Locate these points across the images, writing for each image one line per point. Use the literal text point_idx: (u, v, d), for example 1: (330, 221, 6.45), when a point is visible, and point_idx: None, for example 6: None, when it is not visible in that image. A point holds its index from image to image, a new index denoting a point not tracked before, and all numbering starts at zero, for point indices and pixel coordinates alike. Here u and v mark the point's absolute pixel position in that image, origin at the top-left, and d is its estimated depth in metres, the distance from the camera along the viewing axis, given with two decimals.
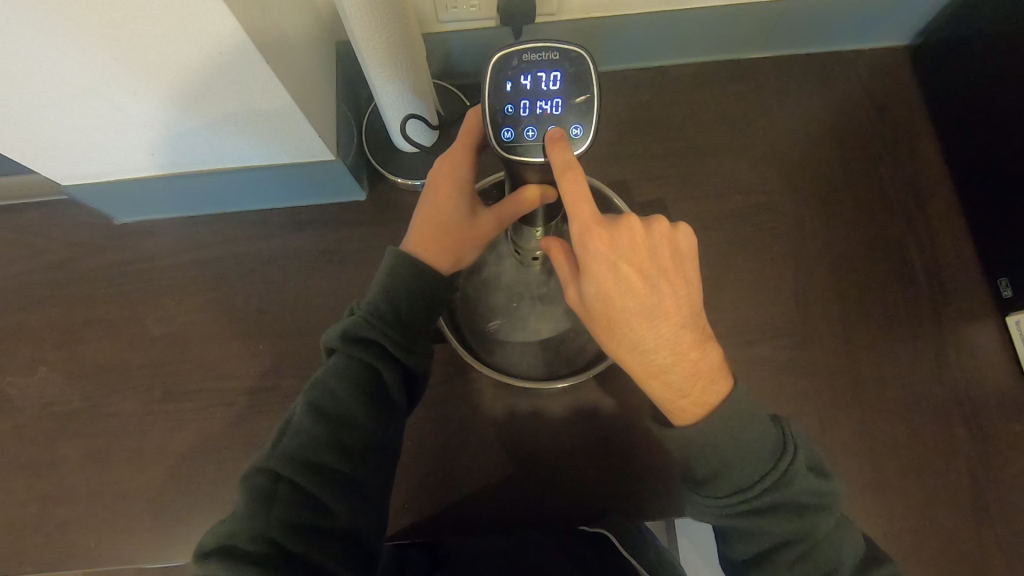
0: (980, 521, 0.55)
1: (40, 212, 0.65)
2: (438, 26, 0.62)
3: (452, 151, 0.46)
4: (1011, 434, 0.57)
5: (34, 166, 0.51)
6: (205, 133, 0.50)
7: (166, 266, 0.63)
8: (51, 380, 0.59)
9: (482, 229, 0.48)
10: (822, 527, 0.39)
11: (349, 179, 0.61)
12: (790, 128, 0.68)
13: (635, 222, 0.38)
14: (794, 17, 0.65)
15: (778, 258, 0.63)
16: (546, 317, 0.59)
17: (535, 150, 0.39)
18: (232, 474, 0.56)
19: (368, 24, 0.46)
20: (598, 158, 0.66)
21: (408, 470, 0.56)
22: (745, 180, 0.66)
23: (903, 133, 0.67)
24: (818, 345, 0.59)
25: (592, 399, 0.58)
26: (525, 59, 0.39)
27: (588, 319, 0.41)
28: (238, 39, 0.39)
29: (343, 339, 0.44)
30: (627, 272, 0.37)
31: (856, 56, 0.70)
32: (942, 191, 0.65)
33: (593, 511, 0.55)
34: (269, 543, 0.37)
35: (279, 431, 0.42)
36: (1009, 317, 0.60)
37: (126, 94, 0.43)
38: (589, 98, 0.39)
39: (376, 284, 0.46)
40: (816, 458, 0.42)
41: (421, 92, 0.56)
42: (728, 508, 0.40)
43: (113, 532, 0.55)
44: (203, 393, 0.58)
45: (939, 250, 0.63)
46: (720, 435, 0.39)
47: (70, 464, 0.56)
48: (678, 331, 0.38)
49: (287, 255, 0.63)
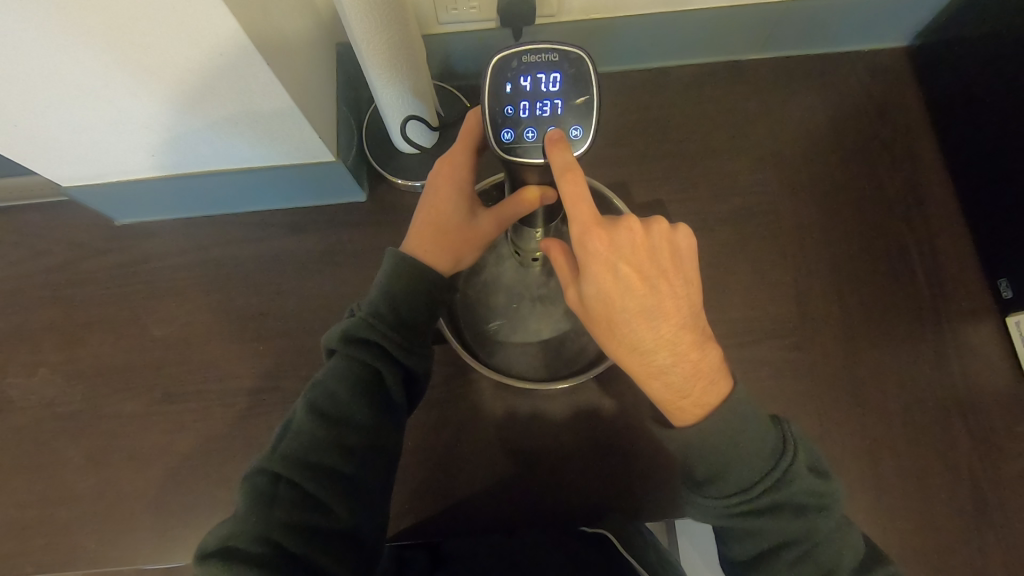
0: (981, 522, 0.55)
1: (42, 214, 0.66)
2: (438, 27, 0.62)
3: (453, 152, 0.46)
4: (1011, 435, 0.57)
5: (37, 168, 0.52)
6: (206, 134, 0.50)
7: (167, 267, 0.63)
8: (53, 381, 0.60)
9: (483, 230, 0.48)
10: (822, 527, 0.39)
11: (350, 180, 0.61)
12: (790, 129, 0.68)
13: (634, 222, 0.38)
14: (795, 18, 0.65)
15: (778, 259, 0.62)
16: (546, 317, 0.59)
17: (535, 152, 0.39)
18: (233, 474, 0.56)
19: (368, 25, 0.47)
20: (597, 159, 0.66)
21: (408, 471, 0.56)
22: (745, 181, 0.65)
23: (903, 133, 0.67)
24: (818, 347, 0.59)
25: (591, 400, 0.58)
26: (525, 60, 0.39)
27: (588, 320, 0.41)
28: (238, 41, 0.39)
29: (343, 340, 0.44)
30: (626, 273, 0.37)
31: (857, 57, 0.70)
32: (943, 191, 0.65)
33: (593, 511, 0.55)
34: (269, 544, 0.37)
35: (279, 432, 0.42)
36: (1008, 318, 0.59)
37: (127, 95, 0.44)
38: (589, 100, 0.39)
39: (376, 285, 0.46)
40: (816, 459, 0.42)
41: (422, 93, 0.56)
42: (728, 509, 0.40)
43: (115, 531, 0.55)
44: (204, 394, 0.59)
45: (940, 251, 0.62)
46: (719, 436, 0.39)
47: (73, 464, 0.57)
48: (678, 331, 0.38)
49: (287, 257, 0.63)
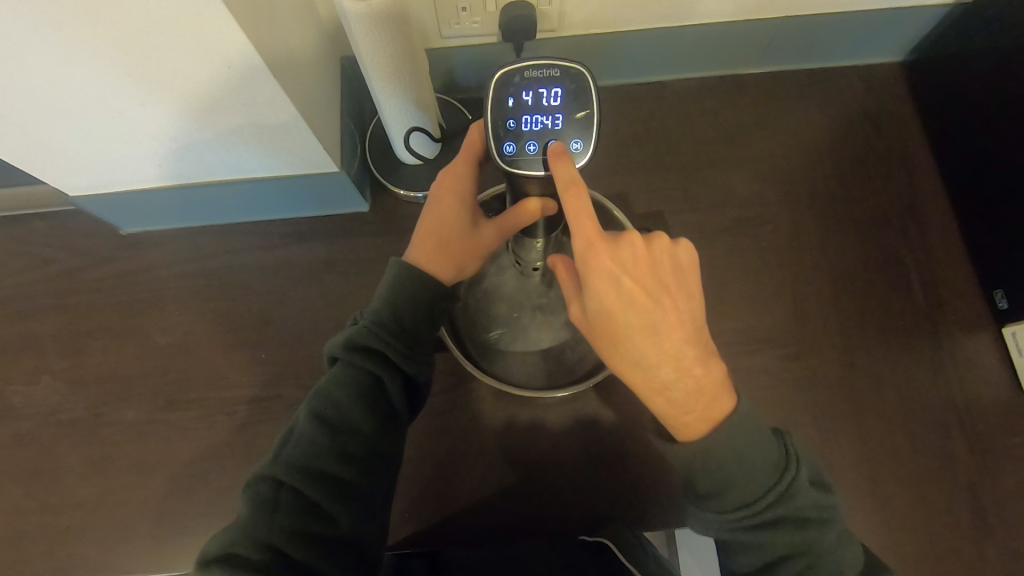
0: (979, 531, 0.55)
1: (45, 222, 0.66)
2: (441, 42, 0.64)
3: (455, 165, 0.47)
4: (1009, 446, 0.57)
5: (43, 177, 0.53)
6: (212, 144, 0.51)
7: (170, 276, 0.64)
8: (54, 390, 0.60)
9: (483, 240, 0.48)
10: (825, 541, 0.39)
11: (352, 191, 0.62)
12: (786, 142, 0.69)
13: (637, 239, 0.39)
14: (792, 33, 0.66)
15: (776, 270, 0.63)
16: (546, 326, 0.59)
17: (535, 164, 0.40)
18: (232, 482, 0.57)
19: (372, 40, 0.48)
20: (598, 170, 0.67)
21: (409, 481, 0.56)
22: (742, 193, 0.66)
23: (899, 147, 0.68)
24: (815, 357, 0.60)
25: (592, 409, 0.58)
26: (526, 75, 0.40)
27: (592, 335, 0.41)
28: (246, 55, 0.41)
29: (345, 349, 0.45)
30: (630, 287, 0.38)
31: (852, 71, 0.71)
32: (939, 204, 0.65)
33: (592, 522, 0.55)
34: (268, 550, 0.38)
35: (282, 439, 0.43)
36: (1006, 329, 0.60)
37: (135, 105, 0.45)
38: (589, 114, 0.40)
39: (379, 295, 0.47)
40: (818, 472, 0.42)
41: (424, 106, 0.57)
42: (730, 524, 0.40)
43: (114, 540, 0.55)
44: (205, 402, 0.59)
45: (937, 263, 0.63)
46: (722, 453, 0.39)
47: (73, 471, 0.57)
48: (681, 347, 0.39)
49: (289, 265, 0.64)
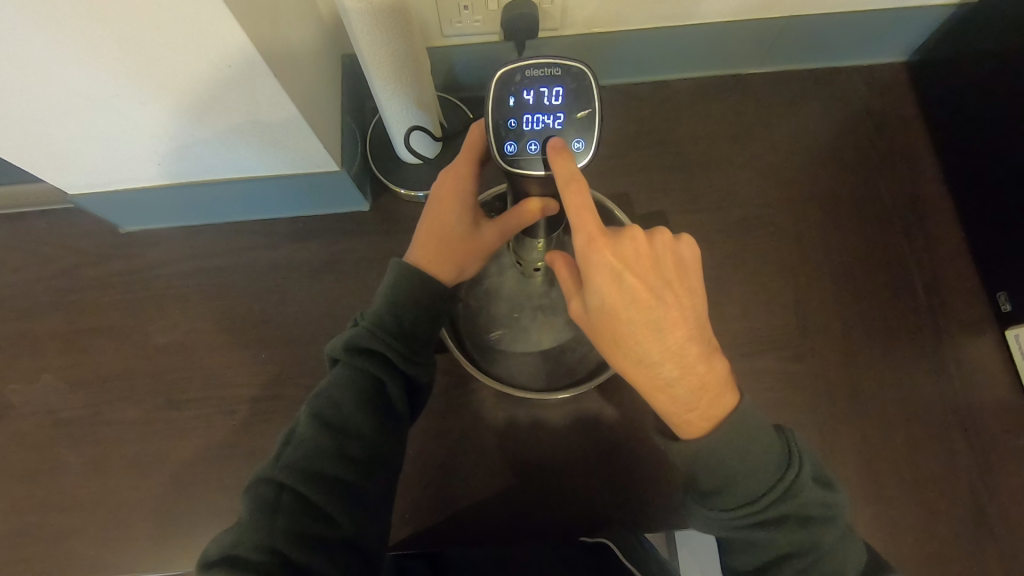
0: (981, 533, 0.55)
1: (44, 220, 0.66)
2: (442, 40, 0.63)
3: (456, 164, 0.46)
4: (1011, 448, 0.57)
5: (42, 176, 0.52)
6: (212, 143, 0.50)
7: (169, 275, 0.64)
8: (53, 389, 0.60)
9: (484, 241, 0.48)
10: (828, 538, 0.39)
11: (353, 190, 0.62)
12: (789, 142, 0.68)
13: (638, 234, 0.39)
14: (795, 32, 0.66)
15: (778, 270, 0.63)
16: (547, 327, 0.59)
17: (537, 163, 0.40)
18: (233, 482, 0.56)
19: (372, 38, 0.47)
20: (599, 170, 0.67)
21: (409, 481, 0.56)
22: (744, 193, 0.66)
23: (902, 148, 0.68)
24: (817, 358, 0.60)
25: (593, 410, 0.58)
26: (528, 74, 0.39)
27: (593, 332, 0.41)
28: (247, 53, 0.40)
29: (346, 350, 0.44)
30: (633, 284, 0.37)
31: (855, 71, 0.71)
32: (942, 205, 0.65)
33: (593, 523, 0.55)
34: (270, 553, 0.37)
35: (283, 441, 0.42)
36: (1009, 331, 0.60)
37: (135, 104, 0.44)
38: (591, 114, 0.40)
39: (379, 296, 0.46)
40: (821, 469, 0.42)
41: (425, 104, 0.57)
42: (732, 521, 0.40)
43: (113, 540, 0.55)
44: (205, 402, 0.59)
45: (939, 264, 0.63)
46: (724, 451, 0.39)
47: (73, 471, 0.57)
48: (684, 343, 0.39)
49: (289, 264, 0.64)
